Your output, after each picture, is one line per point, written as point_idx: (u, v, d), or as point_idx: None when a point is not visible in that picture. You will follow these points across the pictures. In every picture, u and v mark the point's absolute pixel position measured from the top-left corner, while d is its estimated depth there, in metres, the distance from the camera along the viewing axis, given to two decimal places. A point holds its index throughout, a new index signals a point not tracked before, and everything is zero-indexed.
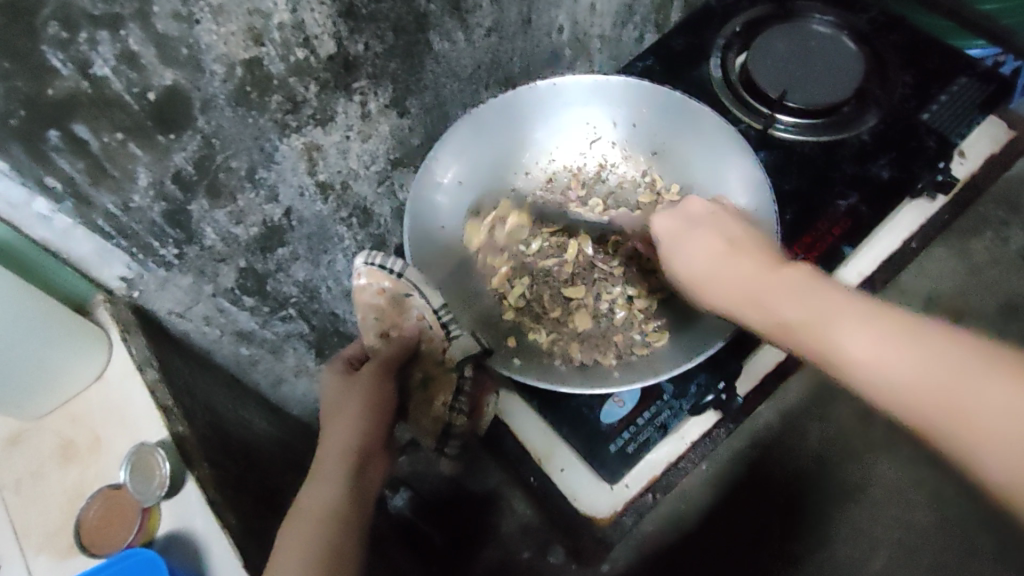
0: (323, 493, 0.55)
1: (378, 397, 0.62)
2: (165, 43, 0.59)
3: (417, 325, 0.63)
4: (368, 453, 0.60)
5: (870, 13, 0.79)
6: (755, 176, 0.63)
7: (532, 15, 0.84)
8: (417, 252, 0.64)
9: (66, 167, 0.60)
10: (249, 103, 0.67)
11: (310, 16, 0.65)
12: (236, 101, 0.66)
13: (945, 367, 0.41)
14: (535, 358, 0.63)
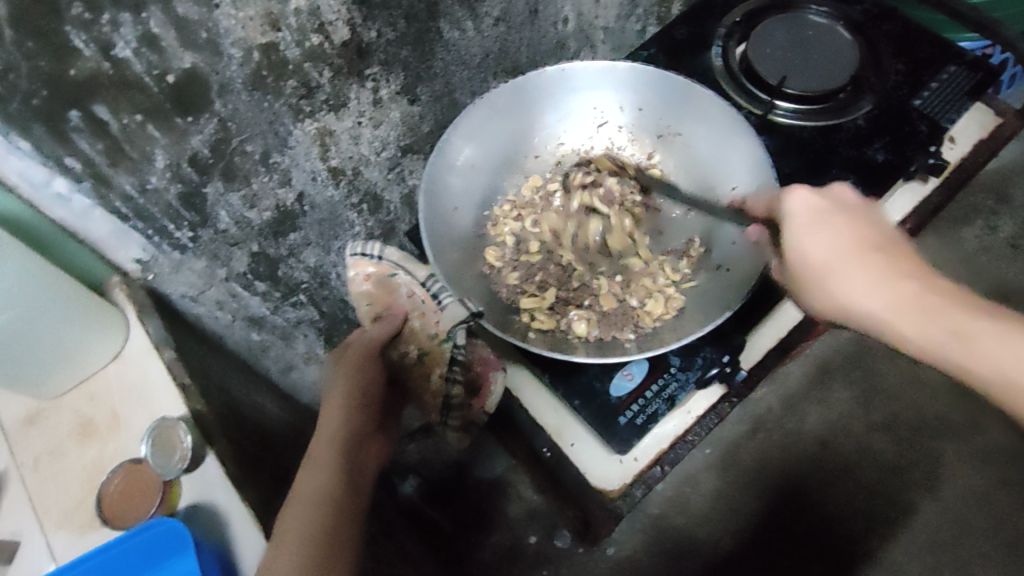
0: (316, 478, 0.57)
1: (364, 377, 0.68)
2: (185, 26, 0.60)
3: (407, 300, 0.75)
4: (357, 438, 0.63)
5: (865, 5, 0.81)
6: (756, 157, 0.65)
7: (539, 5, 0.86)
8: (432, 232, 0.65)
9: (86, 149, 0.61)
10: (264, 87, 0.69)
11: (325, 2, 0.67)
12: (253, 85, 0.68)
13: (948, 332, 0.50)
14: (550, 331, 0.64)
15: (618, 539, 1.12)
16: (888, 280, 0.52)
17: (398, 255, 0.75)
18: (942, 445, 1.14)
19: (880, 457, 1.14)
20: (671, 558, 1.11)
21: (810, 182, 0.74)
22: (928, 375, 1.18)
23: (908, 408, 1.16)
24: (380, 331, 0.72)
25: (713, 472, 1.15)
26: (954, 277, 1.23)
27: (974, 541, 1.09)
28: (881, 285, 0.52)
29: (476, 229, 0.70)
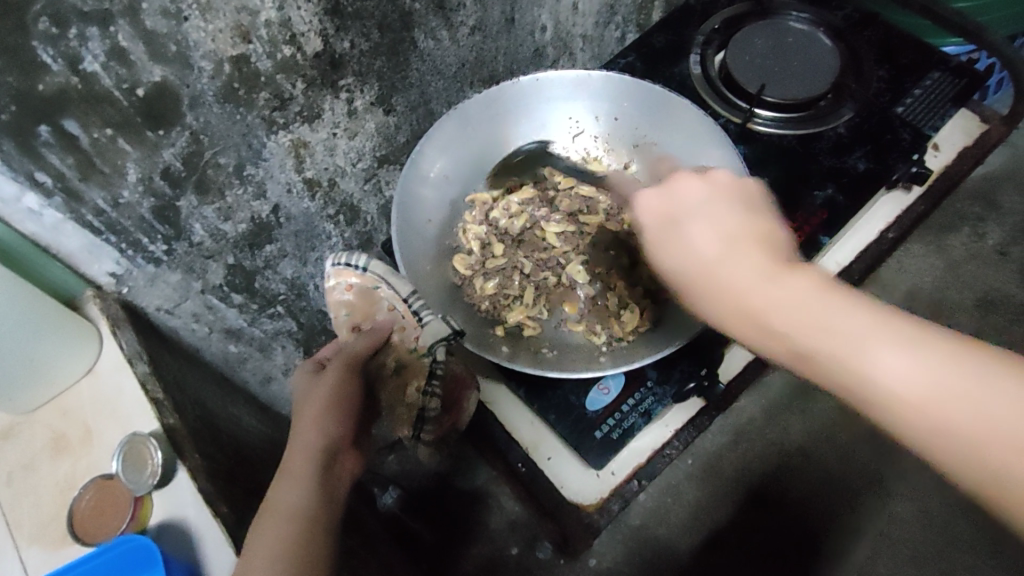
0: (292, 494, 0.54)
1: (346, 391, 0.61)
2: (154, 40, 0.59)
3: (388, 315, 0.64)
4: (334, 451, 0.58)
5: (846, 11, 0.80)
6: (732, 166, 0.64)
7: (516, 13, 0.85)
8: (405, 246, 0.64)
9: (56, 163, 0.61)
10: (237, 100, 0.68)
11: (297, 14, 0.66)
12: (225, 98, 0.67)
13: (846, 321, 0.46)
14: (524, 344, 0.64)
15: (601, 550, 1.12)
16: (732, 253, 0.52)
17: (385, 267, 0.65)
18: None
19: (866, 467, 1.14)
20: (656, 568, 1.10)
21: (789, 192, 0.73)
22: None
23: None
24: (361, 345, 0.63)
25: (697, 481, 1.15)
26: (943, 285, 1.22)
27: (959, 550, 1.09)
28: (750, 277, 0.51)
29: (450, 242, 0.69)
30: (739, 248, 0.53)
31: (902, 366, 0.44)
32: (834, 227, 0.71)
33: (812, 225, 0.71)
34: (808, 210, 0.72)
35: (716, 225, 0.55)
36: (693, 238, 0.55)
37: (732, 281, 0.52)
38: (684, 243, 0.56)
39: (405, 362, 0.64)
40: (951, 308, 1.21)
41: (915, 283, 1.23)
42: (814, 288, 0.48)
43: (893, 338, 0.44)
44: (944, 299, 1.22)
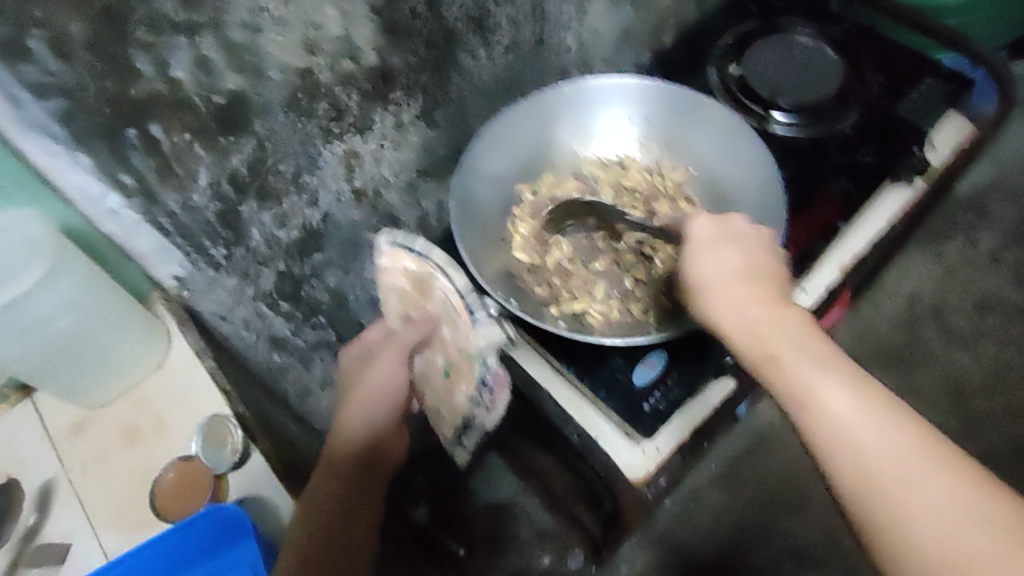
0: (325, 482, 0.67)
1: (376, 408, 0.70)
2: (233, 51, 0.65)
3: (442, 305, 0.69)
4: (371, 442, 0.71)
5: (845, 26, 0.89)
6: (764, 157, 0.70)
7: (544, 36, 0.92)
8: (464, 237, 0.69)
9: (139, 165, 0.65)
10: (299, 109, 0.74)
11: (358, 29, 0.73)
12: (289, 106, 0.73)
13: (809, 358, 0.54)
14: (575, 323, 0.67)
15: (629, 556, 1.14)
16: (734, 285, 0.60)
17: (443, 257, 0.68)
18: None
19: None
20: (684, 573, 1.12)
21: (805, 185, 0.80)
22: (923, 383, 1.22)
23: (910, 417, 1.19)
24: (389, 364, 0.71)
25: (718, 485, 1.19)
26: (940, 288, 1.29)
27: None
28: (756, 312, 0.57)
29: (501, 236, 0.73)
30: (753, 277, 0.60)
31: (845, 408, 0.51)
32: (848, 214, 0.78)
33: (826, 216, 0.78)
34: (823, 203, 0.79)
35: (767, 283, 0.60)
36: (729, 270, 0.61)
37: (735, 309, 0.59)
38: (718, 270, 0.61)
39: (453, 362, 0.72)
40: (949, 310, 1.28)
41: (914, 289, 1.30)
42: (817, 349, 0.55)
43: (876, 408, 0.51)
44: (942, 303, 1.28)
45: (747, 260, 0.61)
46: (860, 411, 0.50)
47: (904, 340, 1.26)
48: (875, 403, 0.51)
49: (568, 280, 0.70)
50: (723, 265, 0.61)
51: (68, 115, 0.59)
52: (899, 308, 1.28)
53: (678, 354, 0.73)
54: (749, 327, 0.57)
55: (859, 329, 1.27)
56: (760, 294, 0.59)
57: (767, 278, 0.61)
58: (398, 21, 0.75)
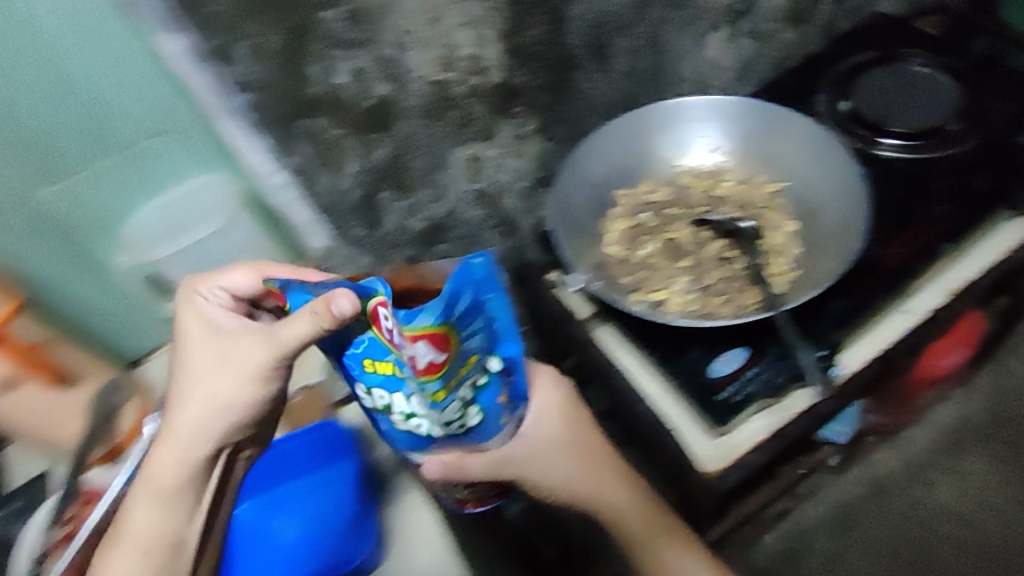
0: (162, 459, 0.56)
1: (255, 344, 0.54)
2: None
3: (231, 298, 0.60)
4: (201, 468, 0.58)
5: (970, 57, 0.89)
6: (849, 173, 0.73)
7: (662, 64, 1.01)
8: (557, 212, 0.75)
9: (320, 89, 0.76)
10: (360, 23, 0.74)
11: (487, 51, 0.85)
12: (352, 18, 0.73)
13: (588, 484, 0.65)
14: (652, 283, 0.72)
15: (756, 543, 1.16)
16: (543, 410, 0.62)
17: None
18: None
19: (996, 555, 1.12)
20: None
21: (904, 222, 0.77)
22: None
23: None
24: (215, 309, 0.58)
25: (827, 530, 1.16)
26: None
27: None
28: (553, 451, 0.63)
29: (599, 206, 0.79)
30: (544, 421, 0.62)
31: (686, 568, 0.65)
32: (952, 238, 0.76)
33: (926, 239, 0.76)
34: (928, 222, 0.77)
35: (564, 421, 0.63)
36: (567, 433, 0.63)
37: (539, 436, 0.61)
38: (555, 440, 0.62)
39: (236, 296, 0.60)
40: None
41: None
42: (606, 478, 0.66)
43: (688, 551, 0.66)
44: None
45: (569, 420, 0.64)
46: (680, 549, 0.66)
47: None
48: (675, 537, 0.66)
49: (607, 271, 0.74)
50: (550, 423, 0.62)
51: (290, 6, 0.69)
52: None
53: (810, 334, 0.71)
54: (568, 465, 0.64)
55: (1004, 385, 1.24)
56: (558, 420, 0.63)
57: (562, 419, 0.63)
58: (564, 27, 0.89)
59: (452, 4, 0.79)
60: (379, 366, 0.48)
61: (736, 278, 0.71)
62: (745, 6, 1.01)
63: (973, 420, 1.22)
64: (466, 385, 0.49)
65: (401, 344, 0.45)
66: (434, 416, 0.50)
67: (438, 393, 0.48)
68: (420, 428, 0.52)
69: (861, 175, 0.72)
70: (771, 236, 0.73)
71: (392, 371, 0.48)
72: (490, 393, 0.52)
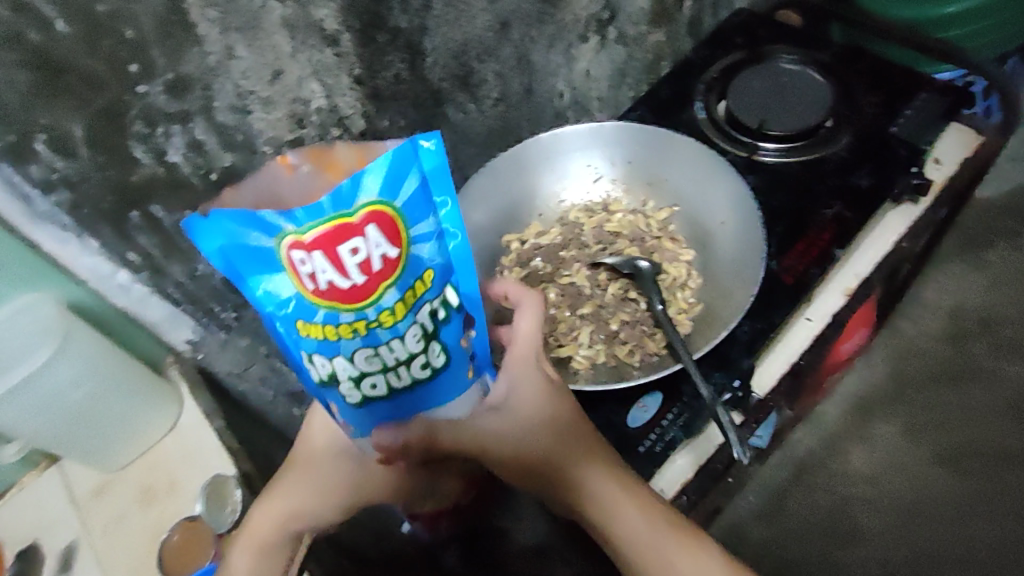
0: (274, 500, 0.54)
1: (342, 463, 0.54)
2: (232, 5, 0.64)
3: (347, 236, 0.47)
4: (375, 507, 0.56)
5: (833, 48, 0.89)
6: (738, 194, 0.70)
7: (533, 84, 0.96)
8: None
9: (151, 170, 0.66)
10: (184, 91, 0.65)
11: (343, 99, 0.77)
12: (173, 88, 0.64)
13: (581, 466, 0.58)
14: (556, 340, 0.68)
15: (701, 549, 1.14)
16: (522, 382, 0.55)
17: None
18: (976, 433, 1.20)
19: (919, 516, 1.15)
20: None
21: (798, 229, 0.76)
22: (973, 400, 1.23)
23: (960, 440, 1.20)
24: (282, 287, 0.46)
25: (761, 520, 1.16)
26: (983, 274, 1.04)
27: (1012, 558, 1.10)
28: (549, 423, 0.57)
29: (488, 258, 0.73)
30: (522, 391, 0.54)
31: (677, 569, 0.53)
32: (846, 240, 0.75)
33: (820, 243, 0.75)
34: (819, 227, 0.76)
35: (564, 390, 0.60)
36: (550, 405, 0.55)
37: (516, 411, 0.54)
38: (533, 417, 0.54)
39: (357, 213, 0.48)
40: (998, 323, 1.29)
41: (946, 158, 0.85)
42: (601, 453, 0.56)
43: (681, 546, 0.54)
44: (989, 316, 1.29)
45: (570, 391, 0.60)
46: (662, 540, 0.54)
47: (952, 355, 1.27)
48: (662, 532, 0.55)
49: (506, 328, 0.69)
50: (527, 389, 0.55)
51: (98, 83, 0.58)
52: (941, 323, 1.30)
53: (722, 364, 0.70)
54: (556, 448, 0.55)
55: (900, 349, 1.29)
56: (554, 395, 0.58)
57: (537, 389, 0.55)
58: (424, 62, 0.82)
59: (294, 55, 0.71)
60: (314, 327, 0.42)
61: (641, 323, 0.68)
62: (610, 13, 0.98)
63: (879, 387, 1.25)
64: (420, 310, 0.44)
65: (353, 258, 0.40)
66: (386, 364, 0.44)
67: (391, 313, 0.42)
68: (376, 389, 0.46)
69: (750, 197, 0.69)
70: (673, 270, 0.70)
71: (333, 335, 0.42)
72: (452, 330, 0.46)
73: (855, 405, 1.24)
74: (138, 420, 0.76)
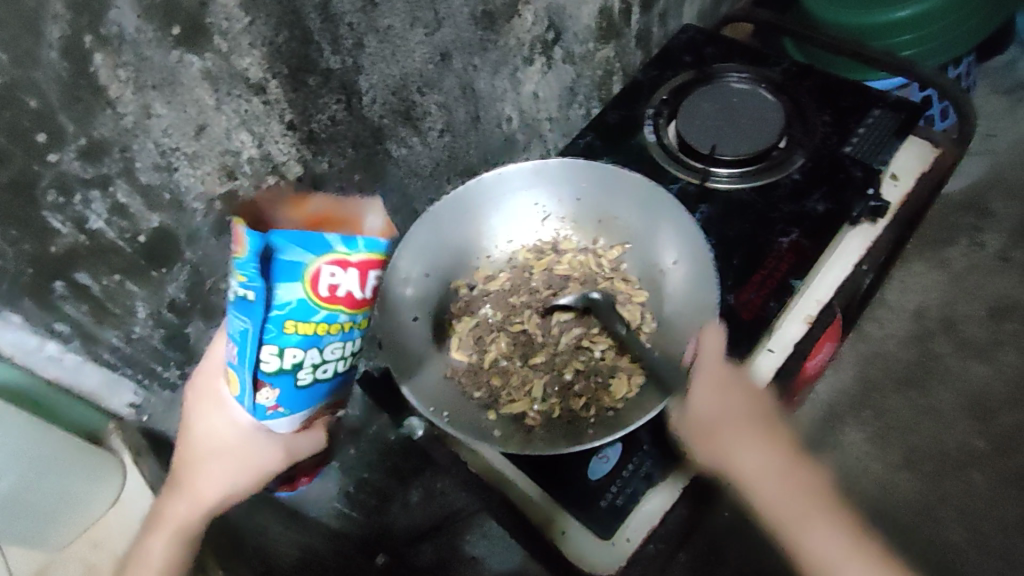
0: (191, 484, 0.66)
1: (243, 456, 0.65)
2: (145, 63, 0.59)
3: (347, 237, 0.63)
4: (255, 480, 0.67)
5: (784, 65, 0.87)
6: (689, 231, 0.67)
7: (479, 111, 0.96)
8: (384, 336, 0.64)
9: (71, 239, 0.63)
10: (99, 155, 0.60)
11: (275, 147, 0.74)
12: (87, 156, 0.60)
13: (781, 467, 0.65)
14: (510, 394, 0.66)
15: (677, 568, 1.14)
16: (734, 417, 0.63)
17: None
18: (945, 434, 1.21)
19: (892, 520, 1.14)
20: None
21: (756, 257, 0.74)
22: (940, 399, 1.24)
23: (927, 442, 1.20)
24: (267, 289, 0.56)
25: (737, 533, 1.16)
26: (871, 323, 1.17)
27: (983, 557, 1.10)
28: (742, 422, 0.63)
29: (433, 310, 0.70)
30: (730, 421, 0.63)
31: (819, 535, 0.64)
32: (803, 270, 0.72)
33: (778, 273, 0.72)
34: (776, 257, 0.73)
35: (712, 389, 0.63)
36: (722, 425, 0.63)
37: (723, 418, 0.63)
38: (715, 423, 0.63)
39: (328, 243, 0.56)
40: (960, 321, 1.30)
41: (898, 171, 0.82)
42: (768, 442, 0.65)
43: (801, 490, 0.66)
44: (951, 315, 1.31)
45: (748, 390, 0.65)
46: (780, 477, 0.65)
47: (917, 356, 1.28)
48: (788, 476, 0.65)
49: (455, 382, 0.66)
50: (717, 413, 0.63)
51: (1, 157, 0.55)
52: (903, 324, 1.31)
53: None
54: (763, 464, 0.64)
55: (864, 352, 1.30)
56: (745, 408, 0.64)
57: (745, 412, 0.64)
58: (361, 101, 0.80)
59: (218, 107, 0.67)
60: (302, 325, 0.54)
61: (593, 372, 0.66)
62: (556, 33, 0.99)
63: (846, 391, 1.26)
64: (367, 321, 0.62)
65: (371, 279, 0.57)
66: (345, 354, 0.61)
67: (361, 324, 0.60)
68: (325, 373, 0.60)
69: (702, 233, 0.66)
70: (626, 313, 0.69)
71: (315, 331, 0.56)
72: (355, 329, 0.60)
73: (826, 410, 1.24)
74: (78, 498, 0.74)
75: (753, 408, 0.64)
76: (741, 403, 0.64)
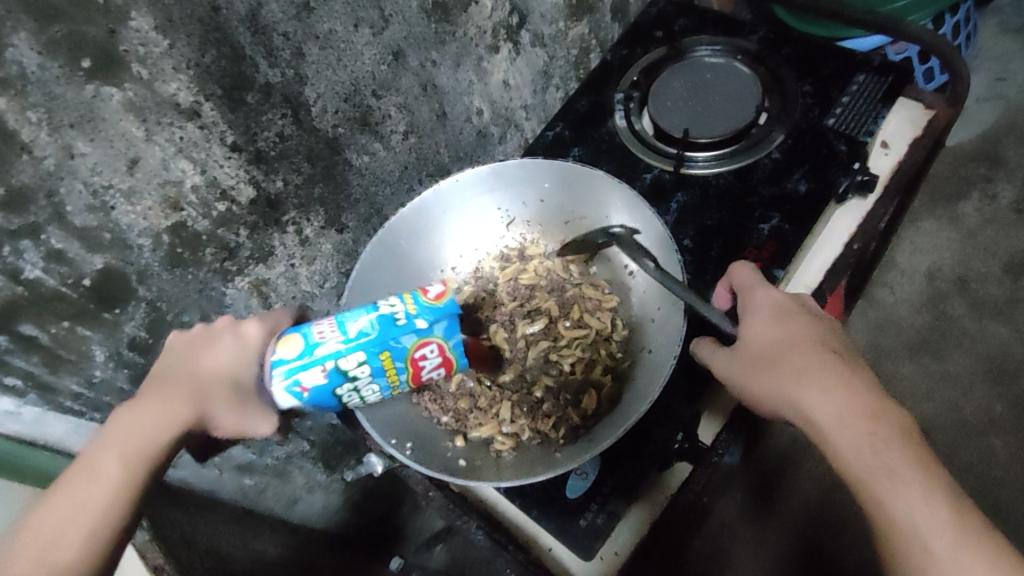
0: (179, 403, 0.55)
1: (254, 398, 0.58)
2: (57, 101, 0.55)
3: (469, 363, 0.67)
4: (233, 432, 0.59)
5: (760, 33, 0.81)
6: (657, 229, 0.62)
7: (444, 107, 0.90)
8: None
9: (7, 292, 0.60)
10: (24, 204, 0.57)
11: (221, 171, 0.69)
12: (10, 207, 0.56)
13: (865, 427, 0.49)
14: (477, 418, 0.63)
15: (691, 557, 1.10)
16: (790, 337, 0.55)
17: None
18: (966, 402, 1.14)
19: None
20: None
21: (736, 246, 0.69)
22: (959, 364, 1.17)
23: (945, 412, 1.14)
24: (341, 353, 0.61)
25: (749, 518, 1.12)
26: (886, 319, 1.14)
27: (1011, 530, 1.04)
28: (783, 342, 0.55)
29: None
30: (780, 337, 0.55)
31: (917, 513, 0.46)
32: (786, 258, 0.67)
33: (760, 262, 0.67)
34: (755, 245, 0.68)
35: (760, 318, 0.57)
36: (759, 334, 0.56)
37: (765, 344, 0.55)
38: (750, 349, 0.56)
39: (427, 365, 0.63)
40: (978, 280, 1.23)
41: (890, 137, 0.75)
42: (852, 386, 0.51)
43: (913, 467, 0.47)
44: (965, 274, 1.24)
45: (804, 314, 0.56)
46: (878, 451, 0.48)
47: (931, 321, 1.22)
48: (892, 449, 0.48)
49: (417, 408, 0.63)
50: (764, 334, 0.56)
51: None
52: (920, 286, 1.24)
53: (664, 417, 0.64)
54: (838, 418, 0.50)
55: (876, 320, 1.24)
56: (798, 324, 0.55)
57: (801, 336, 0.55)
58: (310, 113, 0.75)
59: (150, 138, 0.62)
60: (387, 360, 0.55)
61: (563, 381, 0.65)
62: (520, 18, 0.93)
63: None
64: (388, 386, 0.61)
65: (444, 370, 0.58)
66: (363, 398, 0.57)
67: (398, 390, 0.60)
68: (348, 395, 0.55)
69: (670, 233, 0.61)
70: (596, 322, 0.67)
71: (388, 370, 0.55)
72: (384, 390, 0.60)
73: None
74: None
75: (806, 335, 0.55)
76: (795, 330, 0.55)
